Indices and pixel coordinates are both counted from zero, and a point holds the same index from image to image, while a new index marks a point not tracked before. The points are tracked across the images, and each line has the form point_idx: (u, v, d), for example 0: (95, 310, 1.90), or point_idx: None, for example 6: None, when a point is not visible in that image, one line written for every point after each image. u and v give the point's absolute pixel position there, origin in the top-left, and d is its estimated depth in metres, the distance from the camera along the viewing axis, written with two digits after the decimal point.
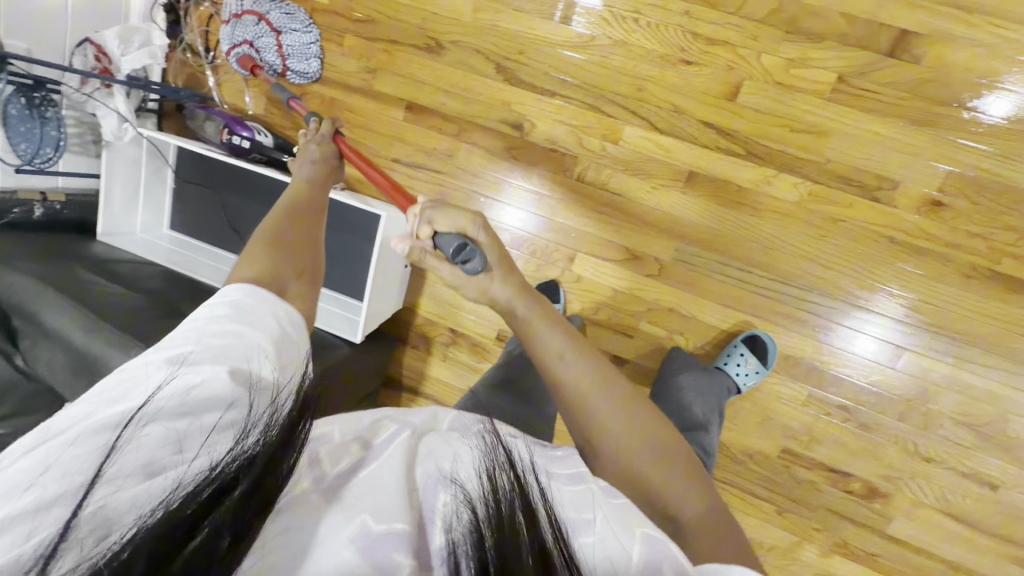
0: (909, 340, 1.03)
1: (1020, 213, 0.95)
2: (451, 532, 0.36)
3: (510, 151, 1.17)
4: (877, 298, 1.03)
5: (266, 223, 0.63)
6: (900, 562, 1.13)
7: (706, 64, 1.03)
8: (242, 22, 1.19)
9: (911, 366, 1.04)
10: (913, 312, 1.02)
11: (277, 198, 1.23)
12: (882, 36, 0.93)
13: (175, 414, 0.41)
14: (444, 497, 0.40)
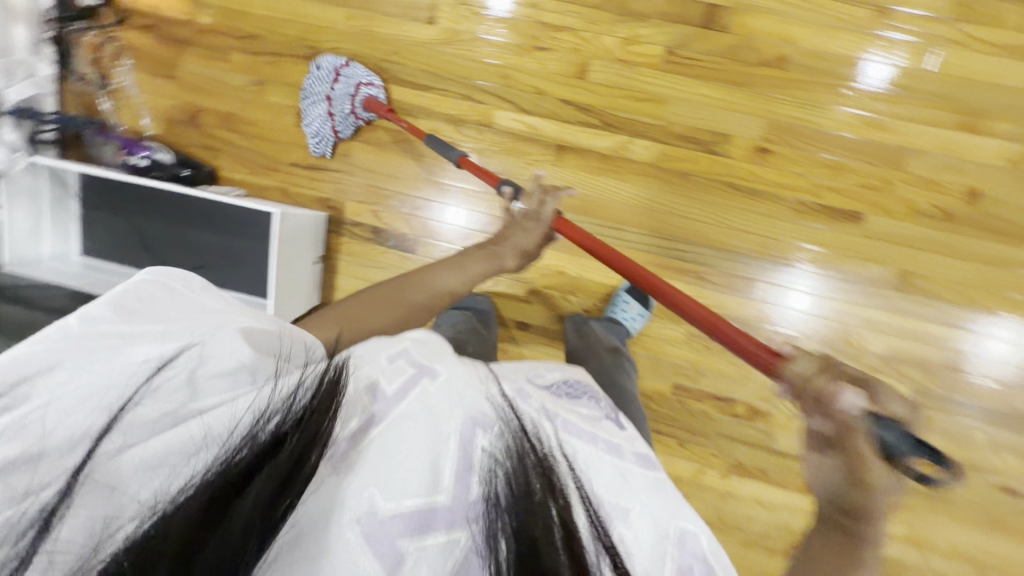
0: (828, 291, 1.15)
1: (831, 150, 1.10)
2: (490, 509, 0.44)
3: (399, 144, 1.27)
4: (801, 257, 1.14)
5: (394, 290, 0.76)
6: (787, 472, 1.28)
7: (556, 48, 1.16)
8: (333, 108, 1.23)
9: (825, 310, 1.15)
10: (822, 267, 1.14)
11: (179, 214, 1.25)
12: (694, 12, 1.09)
13: (186, 390, 0.47)
14: (467, 465, 0.47)
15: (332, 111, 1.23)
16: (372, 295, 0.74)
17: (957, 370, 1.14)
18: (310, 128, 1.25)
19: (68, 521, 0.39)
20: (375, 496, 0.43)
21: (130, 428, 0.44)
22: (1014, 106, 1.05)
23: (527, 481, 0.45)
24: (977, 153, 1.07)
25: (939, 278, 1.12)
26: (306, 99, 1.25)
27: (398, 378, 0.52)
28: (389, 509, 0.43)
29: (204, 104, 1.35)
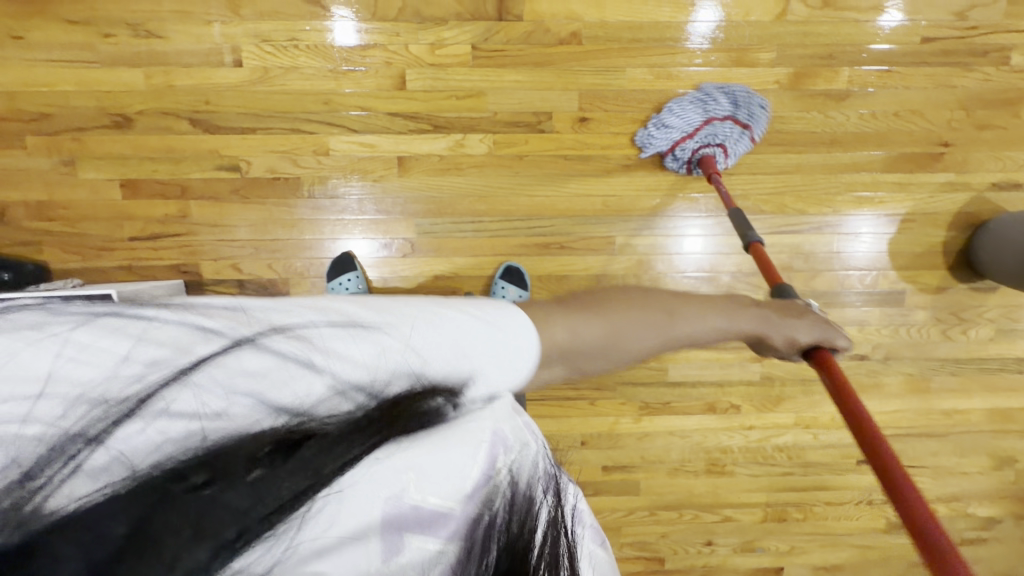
0: (715, 226, 1.28)
1: (638, 108, 1.22)
2: (475, 518, 0.43)
3: (238, 192, 1.24)
4: (694, 205, 1.27)
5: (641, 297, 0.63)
6: (687, 399, 1.40)
7: (368, 66, 1.18)
8: (710, 121, 1.18)
9: (722, 246, 1.28)
10: (704, 207, 1.27)
11: None
12: (487, 6, 1.16)
13: (309, 348, 0.46)
14: (486, 477, 0.45)
15: (700, 126, 1.19)
16: (620, 313, 0.60)
17: (789, 268, 1.32)
18: (684, 117, 1.19)
19: (134, 442, 0.37)
20: (408, 482, 0.42)
21: (244, 367, 0.43)
22: (771, 36, 1.20)
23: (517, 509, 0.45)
24: (753, 83, 1.22)
25: (753, 195, 1.29)
26: (694, 98, 1.19)
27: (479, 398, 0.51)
28: (416, 500, 0.42)
29: (8, 198, 1.23)
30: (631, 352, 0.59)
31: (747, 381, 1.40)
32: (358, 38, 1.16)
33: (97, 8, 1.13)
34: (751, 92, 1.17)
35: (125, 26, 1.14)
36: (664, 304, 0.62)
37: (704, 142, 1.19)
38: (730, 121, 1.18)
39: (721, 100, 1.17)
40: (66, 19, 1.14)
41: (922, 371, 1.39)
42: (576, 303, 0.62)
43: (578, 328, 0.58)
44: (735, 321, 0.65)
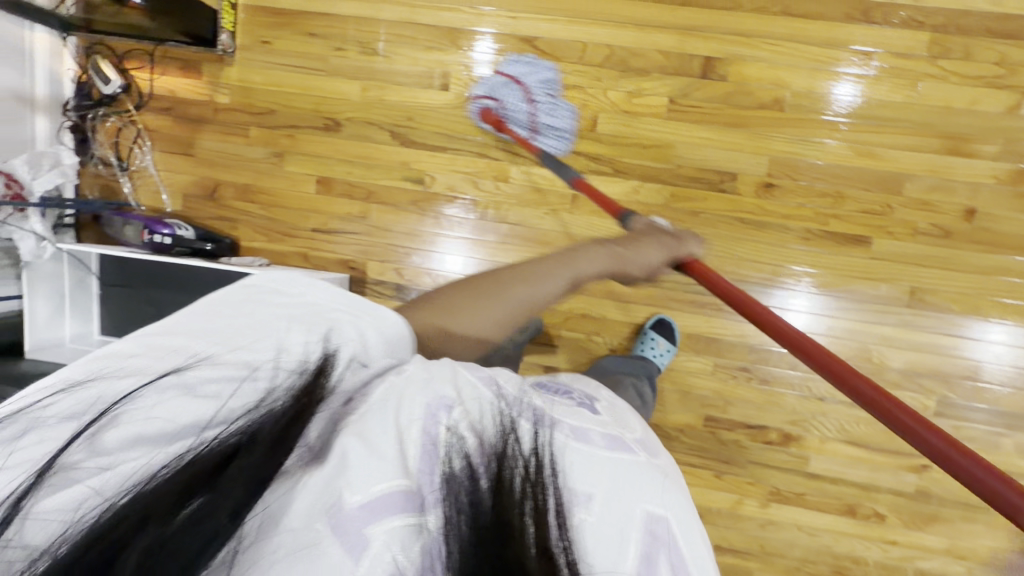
0: (905, 316, 1.18)
1: (830, 182, 1.17)
2: (446, 491, 0.38)
3: (416, 204, 1.31)
4: (876, 291, 1.18)
5: (493, 278, 0.63)
6: (824, 496, 1.28)
7: (564, 105, 1.22)
8: (534, 104, 1.21)
9: (903, 340, 1.19)
10: (890, 295, 1.18)
11: (202, 285, 1.26)
12: (692, 63, 1.17)
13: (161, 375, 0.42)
14: (431, 446, 0.41)
15: (532, 98, 1.21)
16: (474, 287, 0.62)
17: (974, 378, 1.18)
18: (528, 75, 1.20)
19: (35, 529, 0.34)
20: (342, 490, 0.38)
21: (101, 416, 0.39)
22: (993, 130, 1.12)
23: (497, 459, 0.40)
24: (965, 174, 1.14)
25: (943, 290, 1.18)
26: (529, 67, 1.20)
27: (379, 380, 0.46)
28: (358, 502, 0.37)
29: (222, 178, 1.38)
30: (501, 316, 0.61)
31: (898, 491, 1.25)
32: (491, 70, 1.24)
33: (338, 28, 1.28)
34: (572, 114, 1.21)
35: (357, 45, 1.28)
36: (501, 275, 0.64)
37: (507, 100, 1.22)
38: (530, 100, 1.20)
39: (547, 90, 1.21)
40: (308, 33, 1.29)
41: None
42: (428, 299, 0.62)
43: (415, 314, 0.60)
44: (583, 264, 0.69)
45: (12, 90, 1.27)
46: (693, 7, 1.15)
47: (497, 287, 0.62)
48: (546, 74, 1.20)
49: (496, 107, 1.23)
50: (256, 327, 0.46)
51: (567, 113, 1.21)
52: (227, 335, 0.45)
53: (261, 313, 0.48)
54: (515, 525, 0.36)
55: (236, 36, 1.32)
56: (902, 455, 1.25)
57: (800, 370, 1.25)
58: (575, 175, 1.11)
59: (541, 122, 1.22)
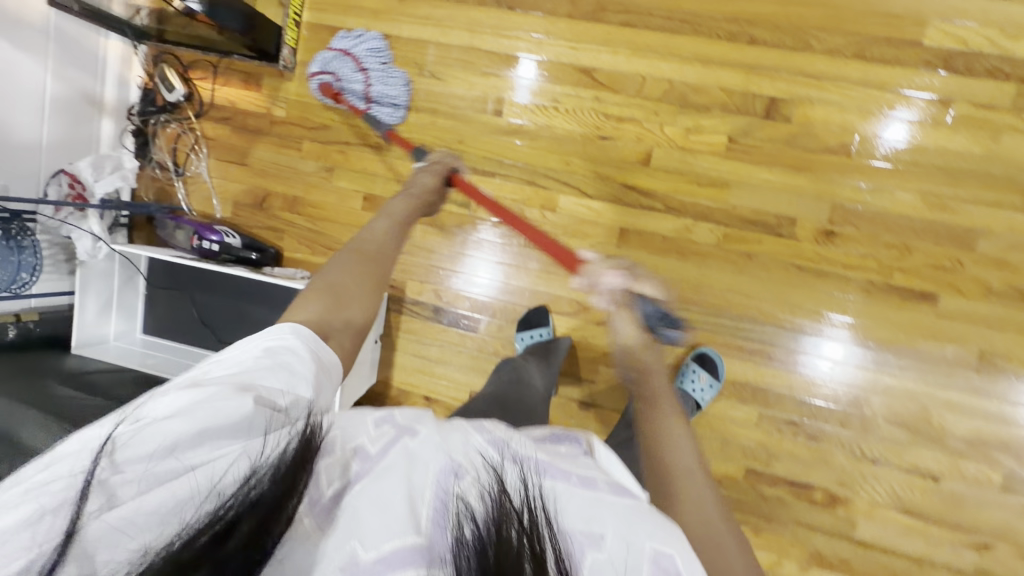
0: (972, 381, 1.11)
1: (897, 233, 1.11)
2: (454, 549, 0.40)
3: (461, 226, 1.30)
4: (940, 351, 1.11)
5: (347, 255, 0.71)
6: (871, 565, 1.20)
7: (618, 137, 1.20)
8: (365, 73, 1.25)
9: (967, 405, 1.12)
10: (957, 356, 1.11)
11: (246, 293, 1.30)
12: (756, 102, 1.13)
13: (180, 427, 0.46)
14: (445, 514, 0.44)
15: (362, 68, 1.25)
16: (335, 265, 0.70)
17: None
18: (364, 49, 1.26)
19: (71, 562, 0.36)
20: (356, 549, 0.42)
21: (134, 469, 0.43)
22: None
23: (498, 518, 0.41)
24: None
25: (1017, 356, 1.10)
26: (367, 42, 1.26)
27: (383, 440, 0.51)
28: (372, 558, 0.41)
29: (272, 189, 1.40)
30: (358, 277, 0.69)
31: (954, 568, 1.16)
32: (526, 97, 1.23)
33: (396, 49, 1.29)
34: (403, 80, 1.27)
35: (413, 66, 1.29)
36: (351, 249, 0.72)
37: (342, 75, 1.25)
38: (360, 70, 1.24)
39: (373, 59, 1.26)
40: None
41: None
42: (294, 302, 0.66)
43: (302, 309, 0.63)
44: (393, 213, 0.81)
45: (84, 93, 1.31)
46: (761, 46, 1.12)
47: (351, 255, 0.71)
48: (365, 45, 1.26)
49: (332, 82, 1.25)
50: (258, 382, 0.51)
51: (399, 79, 1.27)
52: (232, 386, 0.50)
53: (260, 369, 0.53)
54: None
55: (297, 53, 1.35)
56: (963, 530, 1.15)
57: (853, 429, 1.17)
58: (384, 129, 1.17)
59: (374, 92, 1.25)
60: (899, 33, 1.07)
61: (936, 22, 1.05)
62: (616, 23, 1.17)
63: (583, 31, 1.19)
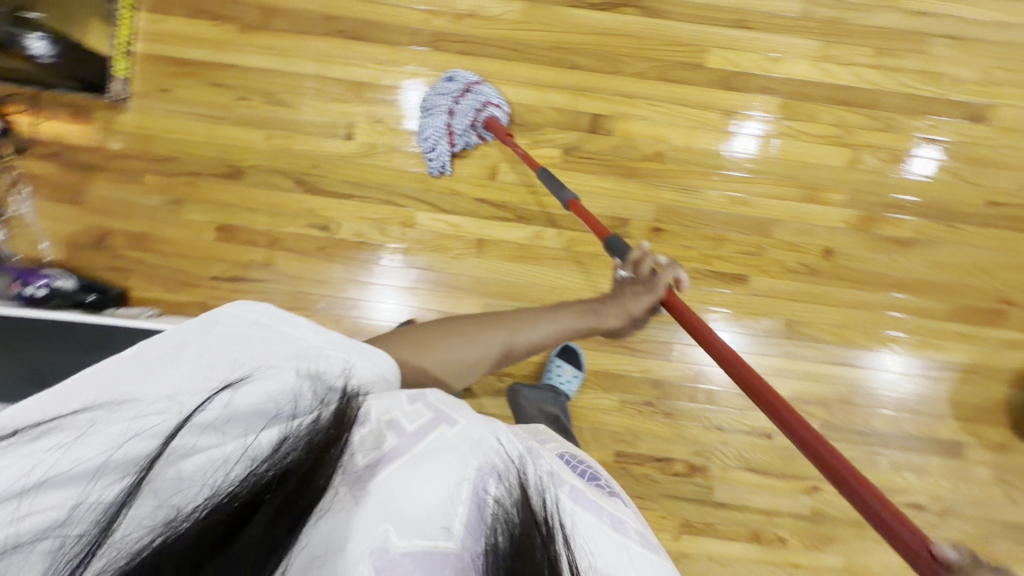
0: (786, 348, 1.29)
1: (712, 227, 1.28)
2: (490, 537, 0.42)
3: (324, 250, 1.30)
4: (758, 323, 1.29)
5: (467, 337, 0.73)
6: (732, 524, 1.32)
7: (466, 155, 1.28)
8: (452, 112, 1.22)
9: (786, 368, 1.30)
10: (771, 326, 1.29)
11: (104, 341, 1.14)
12: (582, 119, 1.27)
13: (233, 407, 0.47)
14: (474, 506, 0.45)
15: (451, 128, 1.23)
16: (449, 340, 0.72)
17: (848, 401, 1.30)
18: (426, 142, 1.23)
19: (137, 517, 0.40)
20: (389, 532, 0.43)
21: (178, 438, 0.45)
22: (842, 181, 1.28)
23: (531, 533, 0.42)
24: (823, 219, 1.28)
25: (816, 323, 1.30)
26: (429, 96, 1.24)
27: (418, 418, 0.53)
28: (401, 547, 0.42)
29: (114, 226, 1.31)
30: (469, 359, 0.72)
31: (797, 514, 1.32)
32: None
33: (241, 78, 1.29)
34: (447, 75, 1.24)
35: (260, 94, 1.29)
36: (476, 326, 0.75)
37: (460, 113, 1.22)
38: (454, 104, 1.22)
39: (437, 88, 1.23)
40: (212, 83, 1.29)
41: (986, 534, 1.31)
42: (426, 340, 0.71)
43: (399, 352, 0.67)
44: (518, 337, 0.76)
45: None
46: (581, 70, 1.26)
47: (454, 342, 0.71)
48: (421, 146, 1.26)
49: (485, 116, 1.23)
50: (313, 367, 0.53)
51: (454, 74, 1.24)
52: (282, 370, 0.51)
53: (311, 357, 0.54)
54: (540, 560, 0.40)
55: (131, 83, 1.29)
56: (797, 478, 1.32)
57: (701, 402, 1.31)
58: (568, 195, 1.11)
59: (466, 101, 1.22)
60: (689, 58, 1.26)
61: (715, 49, 1.26)
62: (453, 51, 1.27)
63: (424, 59, 1.27)
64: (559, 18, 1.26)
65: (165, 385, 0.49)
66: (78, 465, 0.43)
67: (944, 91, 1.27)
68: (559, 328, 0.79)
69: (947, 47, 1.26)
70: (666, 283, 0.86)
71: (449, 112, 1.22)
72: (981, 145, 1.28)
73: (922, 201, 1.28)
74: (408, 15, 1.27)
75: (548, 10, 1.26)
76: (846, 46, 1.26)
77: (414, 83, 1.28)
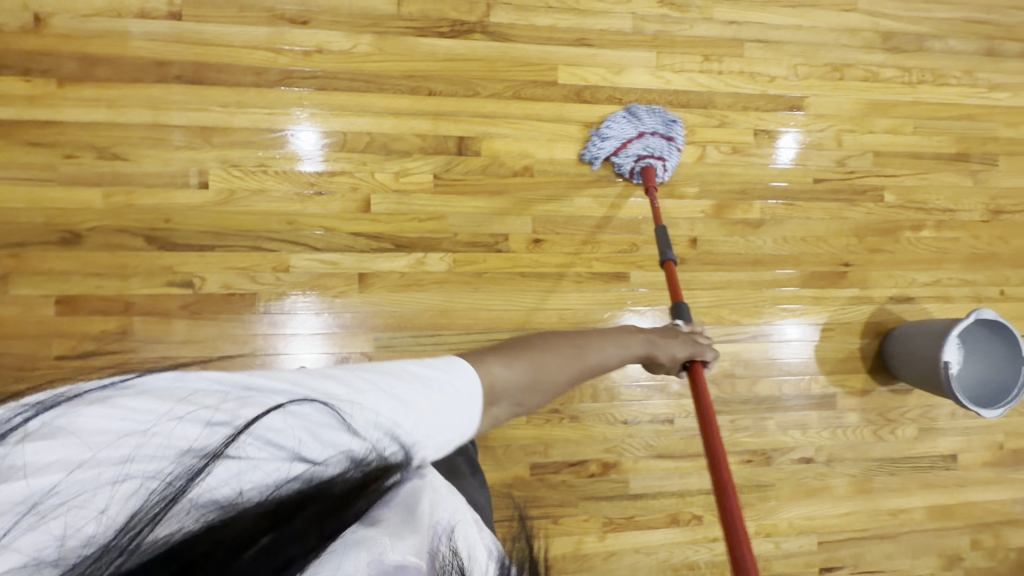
0: None
1: (586, 231, 1.34)
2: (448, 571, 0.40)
3: (189, 308, 1.20)
4: (644, 315, 1.36)
5: (562, 355, 0.79)
6: (650, 512, 1.37)
7: (334, 190, 1.25)
8: (642, 133, 1.31)
9: None
10: (655, 316, 1.36)
11: None
12: (448, 142, 1.29)
13: (310, 421, 0.48)
14: (429, 557, 0.42)
15: (628, 143, 1.31)
16: (548, 359, 0.76)
17: (732, 375, 1.41)
18: (605, 131, 1.31)
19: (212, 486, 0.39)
20: (386, 543, 0.41)
21: (269, 431, 0.46)
22: (693, 175, 1.39)
23: None
24: (682, 212, 1.39)
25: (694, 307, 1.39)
26: (644, 114, 1.33)
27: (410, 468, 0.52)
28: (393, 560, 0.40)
29: None
30: (559, 379, 0.77)
31: (706, 489, 1.39)
32: (318, 163, 1.24)
33: (66, 134, 1.17)
34: (672, 119, 1.33)
35: (91, 149, 1.18)
36: (571, 344, 0.82)
37: (649, 149, 1.31)
38: (650, 138, 1.31)
39: (655, 120, 1.32)
40: (29, 142, 1.16)
41: (864, 472, 1.46)
42: (528, 354, 0.75)
43: (513, 369, 0.71)
44: (602, 353, 0.85)
45: None
46: (439, 96, 1.28)
47: (556, 361, 0.77)
48: (598, 130, 1.33)
49: (653, 164, 1.31)
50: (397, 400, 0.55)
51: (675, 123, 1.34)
52: (367, 398, 0.54)
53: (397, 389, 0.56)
54: None
55: None
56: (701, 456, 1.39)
57: (603, 400, 1.35)
58: (671, 255, 1.19)
59: (651, 132, 1.31)
60: (540, 76, 1.33)
61: (563, 66, 1.34)
62: (305, 87, 1.24)
63: (275, 98, 1.23)
64: (410, 47, 1.28)
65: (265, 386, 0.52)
66: (172, 432, 0.44)
67: (764, 88, 1.44)
68: (631, 351, 0.90)
69: (759, 50, 1.43)
70: (704, 357, 1.01)
71: (635, 135, 1.31)
72: (800, 131, 1.46)
73: (762, 185, 1.43)
74: (252, 55, 1.22)
75: (398, 40, 1.27)
76: (676, 55, 1.39)
77: (307, 124, 1.24)
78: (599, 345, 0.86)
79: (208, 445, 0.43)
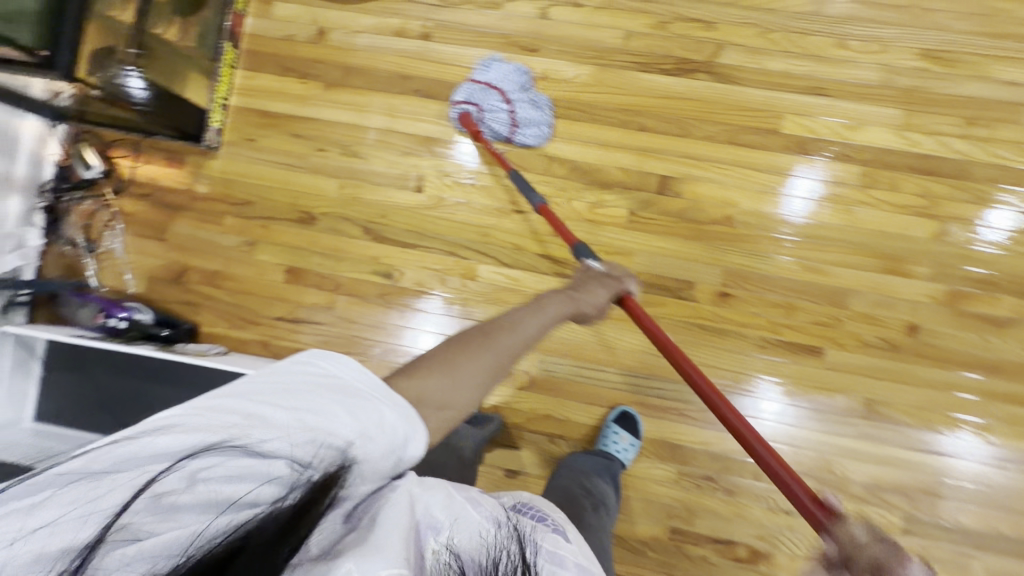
0: (866, 424, 1.20)
1: (781, 294, 1.23)
2: None
3: (384, 297, 1.32)
4: (835, 400, 1.20)
5: (472, 348, 0.61)
6: None
7: (530, 211, 1.29)
8: (517, 123, 1.26)
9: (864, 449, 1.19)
10: (845, 403, 1.20)
11: (171, 374, 1.18)
12: (650, 180, 1.26)
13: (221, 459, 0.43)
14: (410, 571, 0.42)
15: (494, 93, 1.26)
16: (461, 359, 0.60)
17: (933, 493, 1.18)
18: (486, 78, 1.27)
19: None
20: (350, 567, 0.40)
21: (179, 485, 0.41)
22: (925, 252, 1.20)
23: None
24: (905, 292, 1.20)
25: (896, 403, 1.20)
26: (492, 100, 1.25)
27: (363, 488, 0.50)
28: None
29: (191, 263, 1.38)
30: (486, 368, 0.60)
31: None
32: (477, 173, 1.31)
33: (321, 130, 1.36)
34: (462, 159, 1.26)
35: (337, 146, 1.36)
36: (481, 330, 0.64)
37: (489, 110, 1.26)
38: (501, 103, 1.25)
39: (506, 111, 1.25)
40: (292, 134, 1.37)
41: None
42: (429, 359, 0.60)
43: (419, 378, 0.56)
44: (520, 326, 0.68)
45: None
46: (649, 132, 1.27)
47: (469, 357, 0.60)
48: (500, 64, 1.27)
49: (476, 114, 1.27)
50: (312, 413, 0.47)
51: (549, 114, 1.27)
52: (278, 416, 0.46)
53: (311, 395, 0.49)
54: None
55: (222, 133, 1.39)
56: None
57: (766, 481, 1.22)
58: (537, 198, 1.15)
59: (517, 97, 1.26)
60: (762, 123, 1.24)
61: (790, 114, 1.24)
62: None
63: None
64: (628, 82, 1.28)
65: (158, 425, 0.44)
66: (55, 515, 0.39)
67: None
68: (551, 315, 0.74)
69: None
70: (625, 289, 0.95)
71: (490, 84, 1.26)
72: None
73: (1016, 277, 1.19)
74: None
75: (619, 74, 1.28)
76: (928, 115, 1.21)
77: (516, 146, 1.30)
78: (530, 329, 0.68)
79: (91, 529, 0.38)
